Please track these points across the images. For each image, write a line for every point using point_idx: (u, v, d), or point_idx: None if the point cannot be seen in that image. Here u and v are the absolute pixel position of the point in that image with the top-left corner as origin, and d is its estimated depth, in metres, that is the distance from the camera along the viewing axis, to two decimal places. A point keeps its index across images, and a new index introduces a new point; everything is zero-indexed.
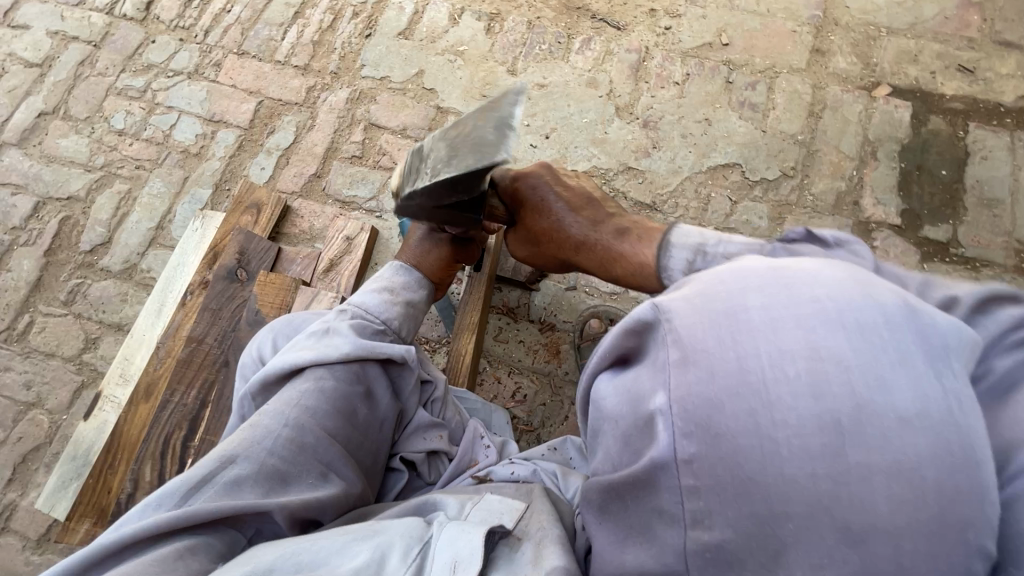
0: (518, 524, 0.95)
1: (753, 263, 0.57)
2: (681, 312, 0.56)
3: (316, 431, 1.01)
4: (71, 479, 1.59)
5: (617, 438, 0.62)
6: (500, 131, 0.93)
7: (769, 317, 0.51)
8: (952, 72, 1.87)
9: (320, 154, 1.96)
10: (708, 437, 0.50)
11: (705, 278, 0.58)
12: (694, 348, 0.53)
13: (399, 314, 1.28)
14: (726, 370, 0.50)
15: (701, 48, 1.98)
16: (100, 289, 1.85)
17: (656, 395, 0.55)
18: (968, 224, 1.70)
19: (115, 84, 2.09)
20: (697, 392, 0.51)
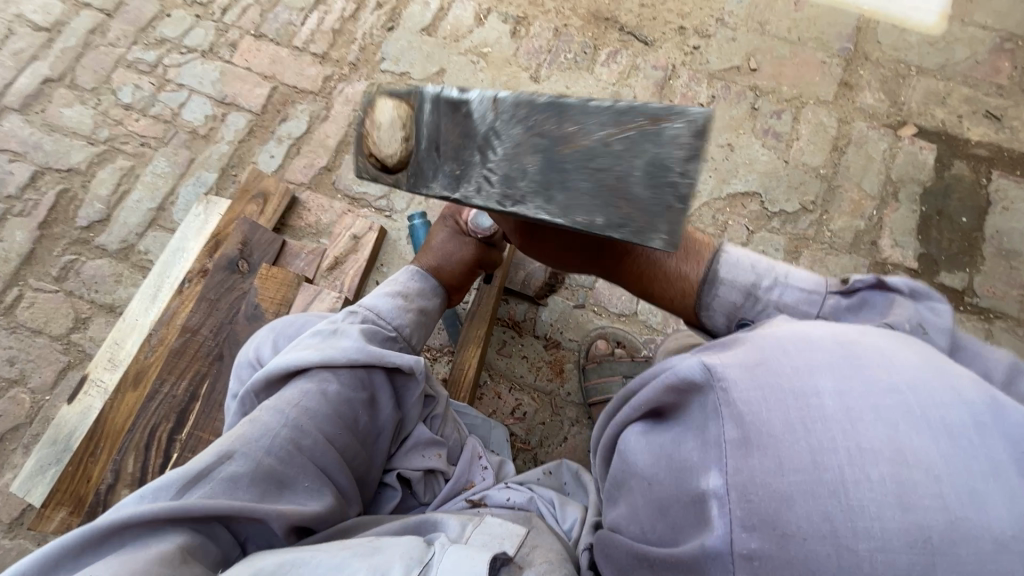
0: (519, 550, 0.92)
1: (823, 346, 0.64)
2: (749, 397, 0.59)
3: (316, 434, 0.97)
4: (49, 464, 1.53)
5: (661, 507, 0.65)
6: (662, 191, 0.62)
7: (847, 417, 0.55)
8: (979, 118, 1.85)
9: (332, 147, 1.91)
10: (776, 535, 0.52)
11: (772, 358, 0.63)
12: (766, 435, 0.56)
13: (410, 321, 1.24)
14: (802, 463, 0.54)
15: (728, 71, 1.95)
16: (95, 267, 1.79)
17: (714, 475, 0.58)
18: (984, 274, 1.68)
19: (126, 56, 2.03)
20: (769, 483, 0.54)
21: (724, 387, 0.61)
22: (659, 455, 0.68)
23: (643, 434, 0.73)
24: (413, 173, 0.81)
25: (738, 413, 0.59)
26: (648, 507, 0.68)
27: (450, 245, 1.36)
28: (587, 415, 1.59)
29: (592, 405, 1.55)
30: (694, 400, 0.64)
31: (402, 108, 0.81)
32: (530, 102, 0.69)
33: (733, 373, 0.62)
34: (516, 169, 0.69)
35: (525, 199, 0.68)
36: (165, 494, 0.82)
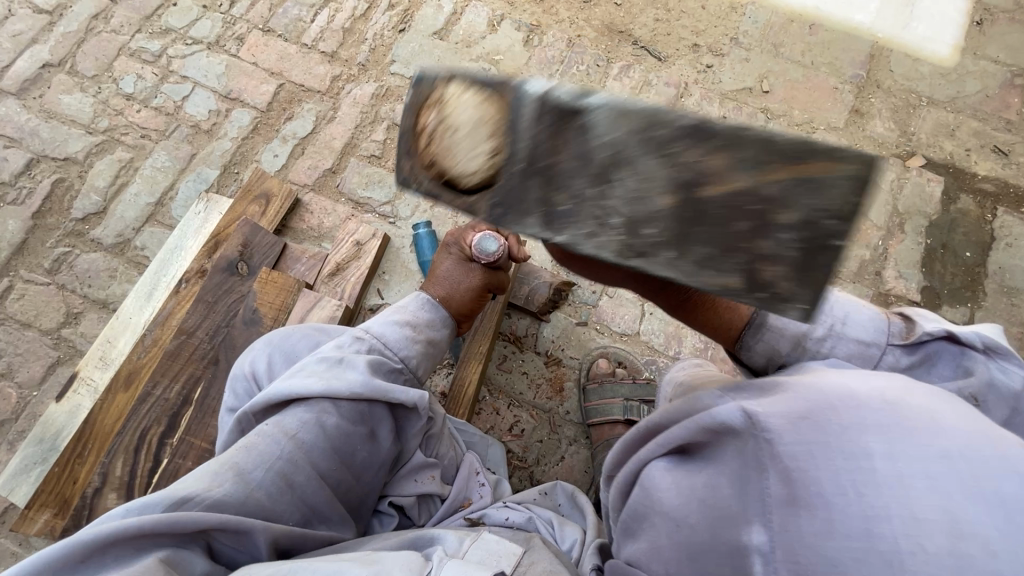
0: (516, 571, 0.90)
1: (867, 393, 0.58)
2: (795, 451, 0.54)
3: (309, 470, 0.93)
4: (34, 463, 1.49)
5: (687, 557, 0.61)
6: None
7: (900, 482, 0.49)
8: (987, 152, 1.85)
9: (338, 149, 1.88)
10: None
11: (815, 405, 0.58)
12: (814, 492, 0.51)
13: (417, 352, 1.20)
14: (853, 529, 0.48)
15: (740, 92, 1.94)
16: (89, 261, 1.75)
17: (757, 530, 0.54)
18: (986, 310, 1.69)
19: (129, 45, 1.98)
20: (820, 546, 0.49)
21: (764, 436, 0.57)
22: (688, 496, 0.63)
23: (670, 470, 0.67)
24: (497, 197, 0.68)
25: (784, 468, 0.54)
26: (674, 551, 0.63)
27: (457, 273, 1.35)
28: (585, 434, 1.58)
29: (592, 425, 1.54)
30: (730, 443, 0.61)
31: (485, 105, 0.68)
32: (672, 122, 0.57)
33: (774, 422, 0.57)
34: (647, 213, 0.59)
35: (651, 252, 0.59)
36: (156, 508, 0.79)
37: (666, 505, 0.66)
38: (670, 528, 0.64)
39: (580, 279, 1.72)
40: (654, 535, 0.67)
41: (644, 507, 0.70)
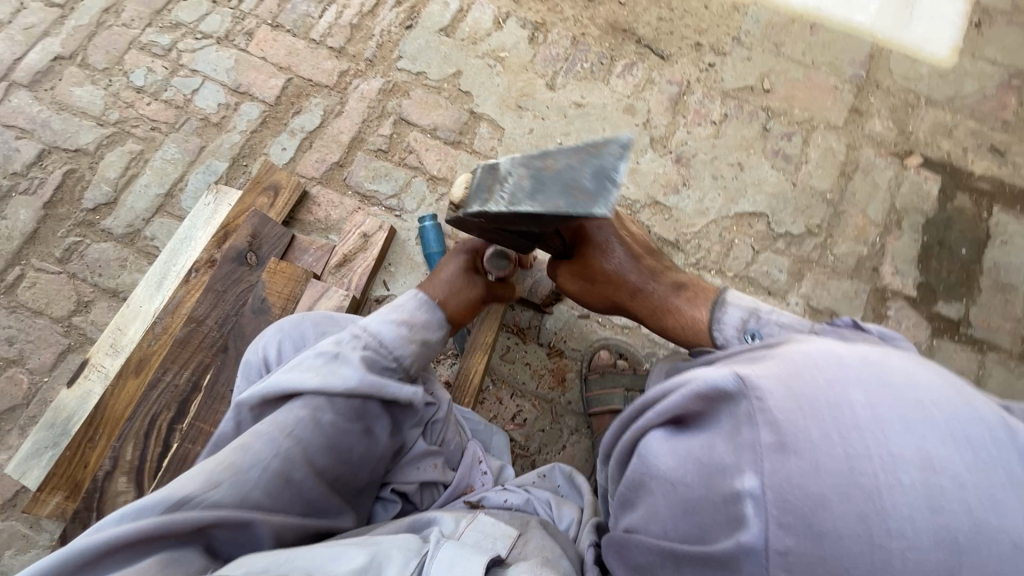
0: (512, 551, 0.94)
1: (850, 356, 0.70)
2: (787, 407, 0.65)
3: (306, 466, 0.96)
4: (45, 448, 1.52)
5: (680, 502, 0.71)
6: (600, 182, 0.96)
7: (878, 428, 0.61)
8: (984, 152, 1.88)
9: (345, 143, 1.91)
10: (812, 535, 0.58)
11: (806, 368, 0.69)
12: (801, 441, 0.62)
13: (412, 350, 1.22)
14: (839, 467, 0.59)
15: (742, 90, 1.97)
16: (99, 251, 1.78)
17: (748, 476, 0.63)
18: (980, 306, 1.72)
19: (140, 38, 2.01)
20: (806, 487, 0.60)
21: (759, 395, 0.67)
22: (684, 455, 0.72)
23: (666, 439, 0.76)
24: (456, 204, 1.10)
25: (775, 421, 0.64)
26: (672, 508, 0.72)
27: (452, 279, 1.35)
28: (587, 424, 1.61)
29: (592, 415, 1.57)
30: (725, 407, 0.70)
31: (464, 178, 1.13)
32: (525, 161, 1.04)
33: (768, 384, 0.67)
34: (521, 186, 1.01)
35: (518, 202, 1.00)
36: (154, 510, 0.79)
37: (663, 469, 0.75)
38: (670, 487, 0.73)
39: None
40: (653, 498, 0.76)
41: (642, 474, 0.78)
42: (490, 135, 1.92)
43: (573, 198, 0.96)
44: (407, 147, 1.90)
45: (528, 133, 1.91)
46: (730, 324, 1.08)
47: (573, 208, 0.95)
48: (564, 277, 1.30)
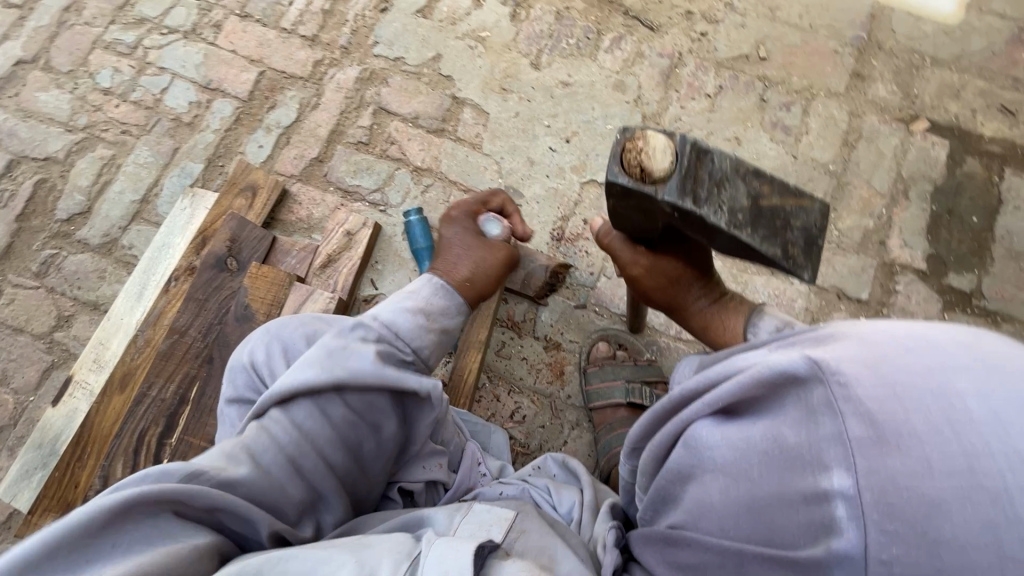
0: (507, 539, 0.88)
1: (938, 334, 0.60)
2: (877, 395, 0.56)
3: (308, 458, 0.88)
4: (35, 469, 1.48)
5: (749, 499, 0.65)
6: (812, 245, 0.86)
7: (997, 420, 0.51)
8: (994, 112, 1.79)
9: (324, 137, 1.83)
10: (925, 543, 0.50)
11: (891, 350, 0.59)
12: (906, 434, 0.53)
13: (429, 341, 1.11)
14: (954, 466, 0.50)
15: (736, 60, 1.87)
16: (77, 263, 1.72)
17: (838, 474, 0.56)
18: (993, 276, 1.65)
19: (103, 37, 1.92)
20: (914, 487, 0.51)
21: (841, 381, 0.59)
22: (748, 448, 0.66)
23: (719, 429, 0.70)
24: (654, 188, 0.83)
25: (866, 411, 0.56)
26: (734, 506, 0.67)
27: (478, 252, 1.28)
28: (588, 418, 1.56)
29: (593, 409, 1.52)
30: (792, 393, 0.63)
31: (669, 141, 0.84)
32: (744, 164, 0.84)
33: (849, 368, 0.59)
34: (742, 208, 0.83)
35: (741, 228, 0.82)
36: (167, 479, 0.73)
37: (720, 461, 0.69)
38: (734, 480, 0.67)
39: (577, 262, 1.69)
40: (707, 492, 0.71)
41: (692, 466, 0.73)
42: (474, 120, 1.83)
43: (785, 250, 0.84)
44: (388, 137, 1.83)
45: (513, 117, 1.83)
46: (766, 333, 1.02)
47: (782, 262, 0.84)
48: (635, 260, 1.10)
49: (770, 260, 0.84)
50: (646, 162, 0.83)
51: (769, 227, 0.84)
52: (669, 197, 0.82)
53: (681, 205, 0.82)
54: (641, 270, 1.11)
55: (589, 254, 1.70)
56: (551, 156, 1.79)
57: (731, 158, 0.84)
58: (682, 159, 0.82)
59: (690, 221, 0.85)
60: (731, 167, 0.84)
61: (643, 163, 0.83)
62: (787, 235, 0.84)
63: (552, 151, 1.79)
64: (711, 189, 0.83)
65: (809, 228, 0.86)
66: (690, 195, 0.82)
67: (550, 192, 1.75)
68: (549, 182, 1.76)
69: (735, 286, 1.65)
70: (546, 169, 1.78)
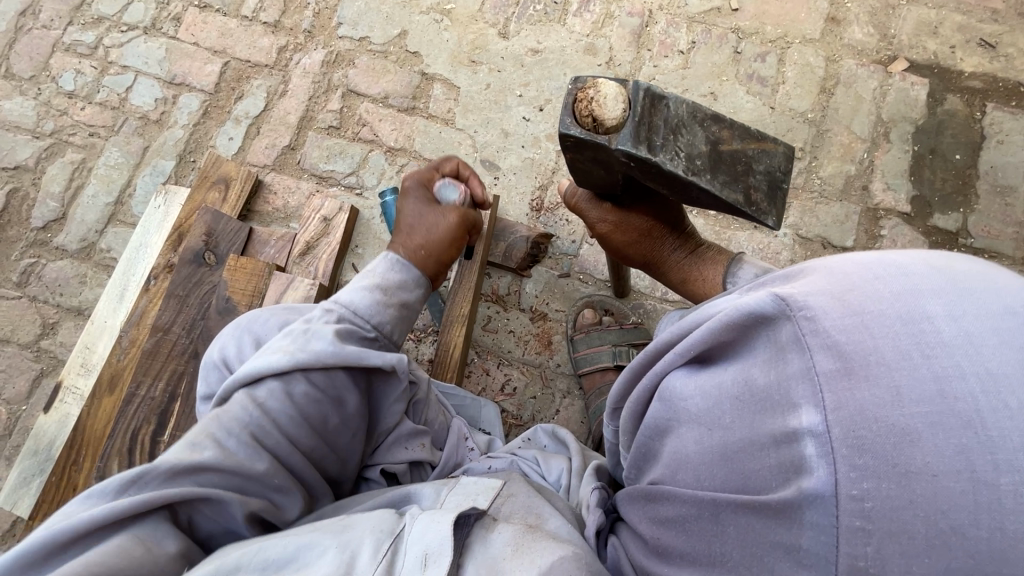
0: (494, 505, 0.87)
1: (909, 259, 0.56)
2: (845, 325, 0.52)
3: (279, 433, 0.86)
4: (33, 475, 1.48)
5: (721, 448, 0.61)
6: (773, 189, 0.83)
7: (968, 341, 0.47)
8: (974, 47, 1.75)
9: (294, 124, 1.80)
10: (896, 475, 0.45)
11: (859, 278, 0.55)
12: (874, 362, 0.49)
13: (390, 317, 1.06)
14: (924, 393, 0.46)
15: (708, 13, 1.83)
16: (56, 269, 1.71)
17: (807, 412, 0.51)
18: (979, 213, 1.63)
19: (63, 39, 1.89)
20: (883, 418, 0.47)
21: (809, 316, 0.55)
22: (719, 396, 0.62)
23: (692, 379, 0.66)
24: (608, 139, 0.78)
25: (834, 344, 0.51)
26: (707, 456, 0.63)
27: (431, 216, 1.16)
28: (578, 385, 1.56)
29: (582, 375, 1.52)
30: (761, 334, 0.59)
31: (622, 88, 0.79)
32: (701, 109, 0.81)
33: (816, 301, 0.55)
34: (701, 152, 0.80)
35: (700, 174, 0.79)
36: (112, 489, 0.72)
37: (693, 411, 0.65)
38: (706, 430, 0.63)
39: (558, 231, 1.68)
40: (683, 444, 0.66)
41: (668, 419, 0.69)
42: (445, 96, 1.80)
43: (747, 194, 0.81)
44: (359, 119, 1.80)
45: (485, 89, 1.80)
46: (745, 282, 0.98)
47: (743, 207, 0.81)
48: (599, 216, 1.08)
49: (732, 207, 0.81)
50: (598, 110, 0.78)
51: (730, 172, 0.81)
52: (624, 145, 0.77)
53: (636, 153, 0.77)
54: (609, 227, 1.07)
55: (570, 222, 1.68)
56: (525, 126, 1.76)
57: (686, 104, 0.81)
58: (635, 105, 0.77)
59: (647, 170, 0.80)
60: (686, 113, 0.80)
61: (594, 111, 0.78)
62: (750, 180, 0.82)
63: (526, 121, 1.76)
64: (667, 135, 0.79)
65: (771, 172, 0.83)
66: (645, 142, 0.77)
67: (526, 162, 1.73)
68: (525, 153, 1.74)
69: (718, 243, 1.63)
70: (521, 139, 1.75)
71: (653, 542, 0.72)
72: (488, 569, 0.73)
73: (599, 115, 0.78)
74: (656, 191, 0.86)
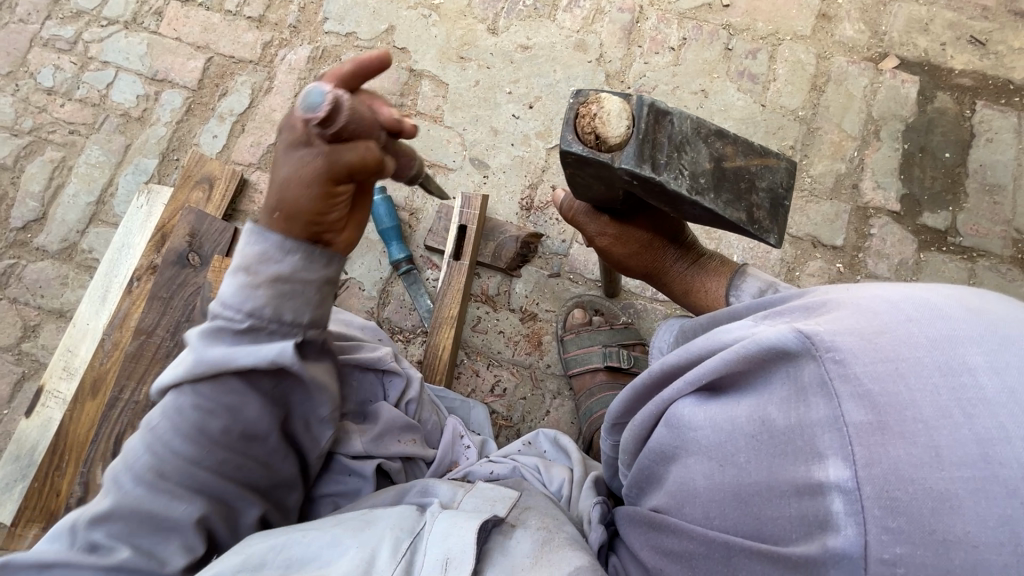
0: (512, 512, 0.89)
1: (943, 301, 0.55)
2: (877, 372, 0.50)
3: (179, 459, 0.79)
4: (17, 481, 1.46)
5: (736, 487, 0.60)
6: (774, 208, 0.82)
7: (1013, 399, 0.45)
8: (964, 44, 1.74)
9: (279, 122, 1.77)
10: (933, 543, 0.43)
11: (889, 319, 0.54)
12: (911, 418, 0.47)
13: (268, 299, 0.79)
14: (967, 455, 0.44)
15: (699, 10, 1.81)
16: (37, 271, 1.67)
17: (835, 464, 0.49)
18: (968, 212, 1.63)
19: (41, 34, 1.84)
20: (920, 478, 0.45)
21: (836, 357, 0.53)
22: (732, 431, 0.61)
23: (704, 410, 0.65)
24: (612, 156, 0.76)
25: (866, 393, 0.50)
26: (718, 493, 0.62)
27: (285, 162, 0.75)
28: (569, 386, 1.55)
29: (573, 376, 1.51)
30: (782, 370, 0.58)
31: (627, 103, 0.77)
32: (707, 125, 0.80)
33: (844, 343, 0.54)
34: (706, 171, 0.79)
35: (704, 195, 0.78)
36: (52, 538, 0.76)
37: (703, 443, 0.65)
38: (720, 467, 0.62)
39: (548, 231, 1.67)
40: (691, 476, 0.66)
41: (676, 448, 0.69)
42: (433, 93, 1.78)
43: (751, 213, 0.80)
44: None
45: (474, 86, 1.77)
46: (749, 297, 0.98)
47: (745, 226, 0.80)
48: (602, 231, 1.05)
49: (734, 225, 0.80)
50: (601, 128, 0.76)
51: (733, 189, 0.80)
52: (628, 164, 0.75)
53: (640, 173, 0.75)
54: (609, 240, 1.06)
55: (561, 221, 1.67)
56: (515, 124, 1.74)
57: (691, 119, 0.79)
58: (640, 122, 0.76)
59: (650, 189, 0.79)
60: (691, 128, 0.79)
61: (597, 129, 0.76)
62: (752, 198, 0.81)
63: (515, 119, 1.74)
64: (671, 152, 0.77)
65: (773, 189, 0.83)
66: (649, 161, 0.76)
67: (516, 160, 1.71)
68: (515, 151, 1.72)
69: (708, 242, 1.63)
70: (511, 137, 1.73)
71: (655, 570, 0.72)
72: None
73: (603, 130, 0.76)
74: (657, 207, 0.85)
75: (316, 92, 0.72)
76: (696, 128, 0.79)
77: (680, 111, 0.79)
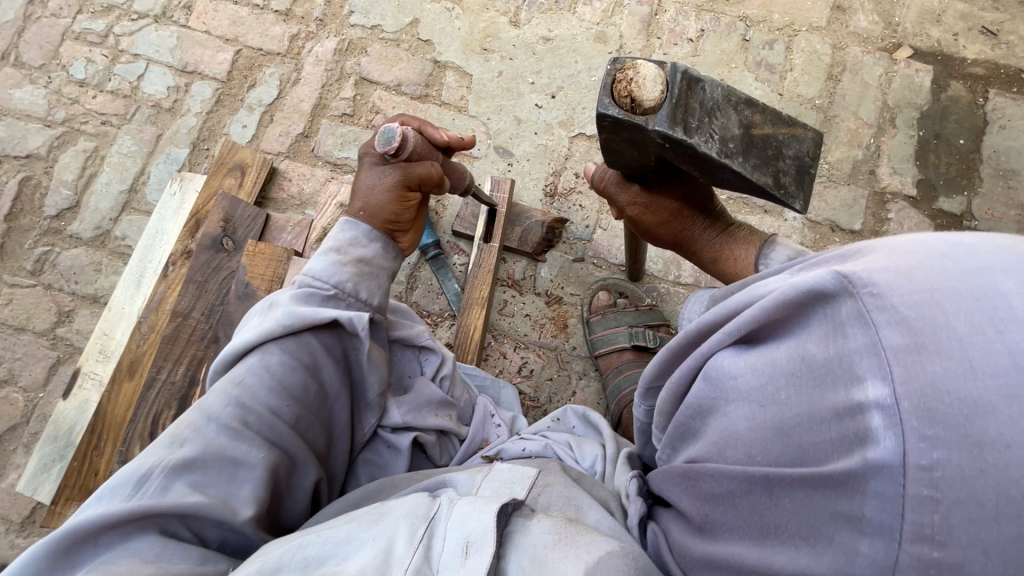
0: (531, 494, 0.91)
1: (978, 238, 0.55)
2: (913, 300, 0.52)
3: (263, 408, 0.84)
4: (55, 461, 1.49)
5: (777, 422, 0.62)
6: (800, 176, 0.86)
7: None
8: (975, 34, 1.79)
9: (307, 112, 1.81)
10: (967, 445, 0.44)
11: (924, 254, 0.55)
12: (945, 337, 0.48)
13: (351, 276, 0.99)
14: (1000, 366, 0.45)
15: (716, 2, 1.86)
16: (71, 258, 1.71)
17: (872, 384, 0.51)
18: (982, 196, 1.67)
19: (72, 27, 1.88)
20: (954, 389, 0.46)
21: (871, 292, 0.55)
22: (775, 372, 0.64)
23: (745, 357, 0.68)
24: (646, 119, 0.80)
25: (902, 318, 0.51)
26: (758, 432, 0.64)
27: (370, 179, 1.06)
28: (594, 366, 1.58)
29: (599, 356, 1.54)
30: (819, 311, 0.60)
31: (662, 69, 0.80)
32: (738, 94, 0.83)
33: (879, 278, 0.55)
34: (736, 137, 0.82)
35: (733, 159, 0.81)
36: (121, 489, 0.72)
37: (744, 387, 0.67)
38: (761, 407, 0.64)
39: (572, 216, 1.70)
40: (732, 422, 0.68)
41: (715, 399, 0.71)
42: (457, 83, 1.82)
43: (777, 179, 0.84)
44: (372, 107, 1.81)
45: (497, 76, 1.81)
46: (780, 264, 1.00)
47: (770, 191, 0.84)
48: (633, 200, 1.09)
49: (761, 189, 0.84)
50: (636, 91, 0.80)
51: (761, 156, 0.84)
52: (661, 127, 0.79)
53: (672, 135, 0.79)
54: (639, 210, 1.10)
55: (583, 207, 1.71)
56: (538, 113, 1.78)
57: (722, 87, 0.82)
58: (673, 87, 0.79)
59: (681, 152, 0.83)
60: (722, 96, 0.82)
61: (633, 92, 0.80)
62: (779, 164, 0.85)
63: (538, 108, 1.78)
64: (702, 117, 0.81)
65: (799, 158, 0.87)
66: (681, 124, 0.80)
67: (539, 149, 1.75)
68: (538, 139, 1.76)
69: None
70: (535, 126, 1.77)
71: (694, 517, 0.74)
72: (530, 559, 0.74)
73: (637, 93, 0.80)
74: (686, 172, 0.89)
75: (389, 132, 1.01)
76: (727, 95, 0.82)
77: (712, 78, 0.82)
